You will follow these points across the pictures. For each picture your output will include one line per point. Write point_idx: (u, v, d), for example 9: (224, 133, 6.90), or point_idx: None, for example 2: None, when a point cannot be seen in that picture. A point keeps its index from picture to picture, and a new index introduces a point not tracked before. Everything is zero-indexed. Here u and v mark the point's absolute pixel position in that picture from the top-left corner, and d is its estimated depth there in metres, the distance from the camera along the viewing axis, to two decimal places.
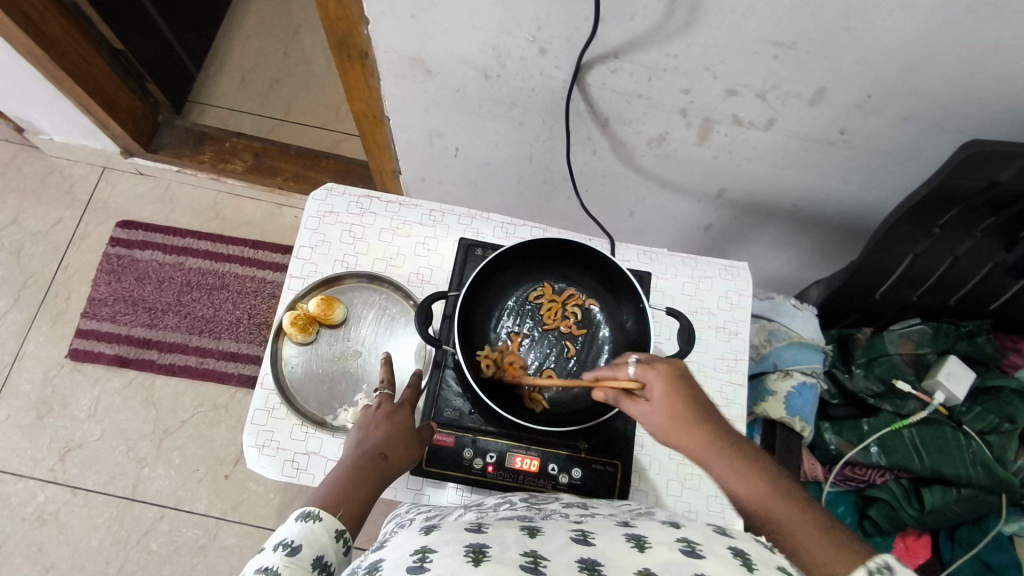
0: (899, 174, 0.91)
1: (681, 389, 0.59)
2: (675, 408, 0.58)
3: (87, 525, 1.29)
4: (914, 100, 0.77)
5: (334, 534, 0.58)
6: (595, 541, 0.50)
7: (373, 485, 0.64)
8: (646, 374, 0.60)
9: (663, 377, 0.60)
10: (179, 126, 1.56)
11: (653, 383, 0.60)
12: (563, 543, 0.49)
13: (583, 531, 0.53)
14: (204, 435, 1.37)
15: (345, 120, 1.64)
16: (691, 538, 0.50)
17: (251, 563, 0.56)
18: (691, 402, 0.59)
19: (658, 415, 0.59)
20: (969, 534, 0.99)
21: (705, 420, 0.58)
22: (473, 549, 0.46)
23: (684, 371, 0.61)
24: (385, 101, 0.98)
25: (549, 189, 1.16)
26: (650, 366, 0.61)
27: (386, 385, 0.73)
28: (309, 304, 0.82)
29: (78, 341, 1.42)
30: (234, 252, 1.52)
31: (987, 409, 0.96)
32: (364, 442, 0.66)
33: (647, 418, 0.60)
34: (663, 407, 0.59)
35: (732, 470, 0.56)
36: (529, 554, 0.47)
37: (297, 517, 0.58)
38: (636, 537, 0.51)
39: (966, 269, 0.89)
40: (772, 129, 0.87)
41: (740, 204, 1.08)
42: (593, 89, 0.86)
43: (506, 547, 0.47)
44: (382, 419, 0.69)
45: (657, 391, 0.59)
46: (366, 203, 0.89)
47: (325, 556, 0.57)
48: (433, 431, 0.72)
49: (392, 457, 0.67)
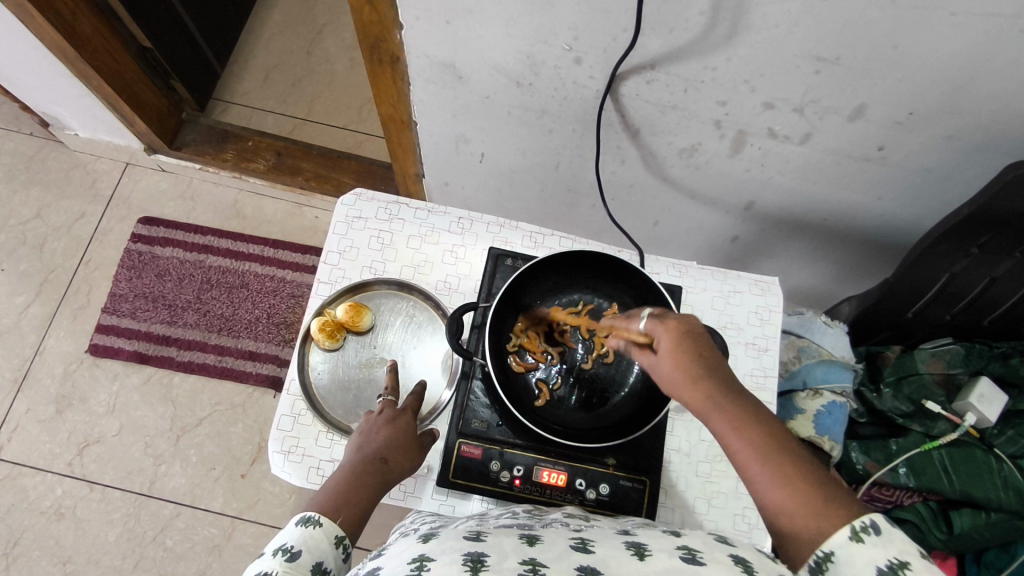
0: (936, 191, 0.89)
1: (689, 341, 0.57)
2: (686, 362, 0.56)
3: (104, 521, 1.30)
4: (958, 118, 0.75)
5: (334, 540, 0.57)
6: (595, 549, 0.49)
7: (375, 490, 0.63)
8: (655, 329, 0.58)
9: (672, 330, 0.57)
10: (202, 124, 1.56)
11: (659, 336, 0.57)
12: (563, 552, 0.48)
13: (583, 539, 0.52)
14: (221, 434, 1.37)
15: (367, 120, 1.64)
16: (691, 546, 0.48)
17: (249, 569, 0.54)
18: (701, 354, 0.56)
19: (665, 369, 0.57)
20: (997, 559, 0.97)
21: (717, 373, 0.56)
22: (472, 558, 0.46)
23: (690, 322, 0.58)
24: (413, 105, 0.97)
25: (573, 197, 1.15)
26: (660, 322, 0.58)
27: (391, 394, 0.74)
28: (337, 310, 0.81)
29: (98, 336, 1.42)
30: (254, 251, 1.52)
31: (1020, 433, 0.95)
32: (365, 447, 0.67)
33: (656, 371, 0.58)
34: (672, 357, 0.56)
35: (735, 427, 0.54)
36: (527, 563, 0.46)
37: (297, 522, 0.57)
38: (636, 544, 0.49)
39: (1002, 291, 0.87)
40: (808, 143, 0.85)
41: (769, 217, 1.07)
42: (626, 99, 0.85)
43: (503, 556, 0.47)
44: (382, 425, 0.69)
45: (665, 345, 0.57)
46: (395, 209, 0.88)
47: (325, 562, 0.55)
48: (432, 438, 0.73)
49: (392, 461, 0.67)
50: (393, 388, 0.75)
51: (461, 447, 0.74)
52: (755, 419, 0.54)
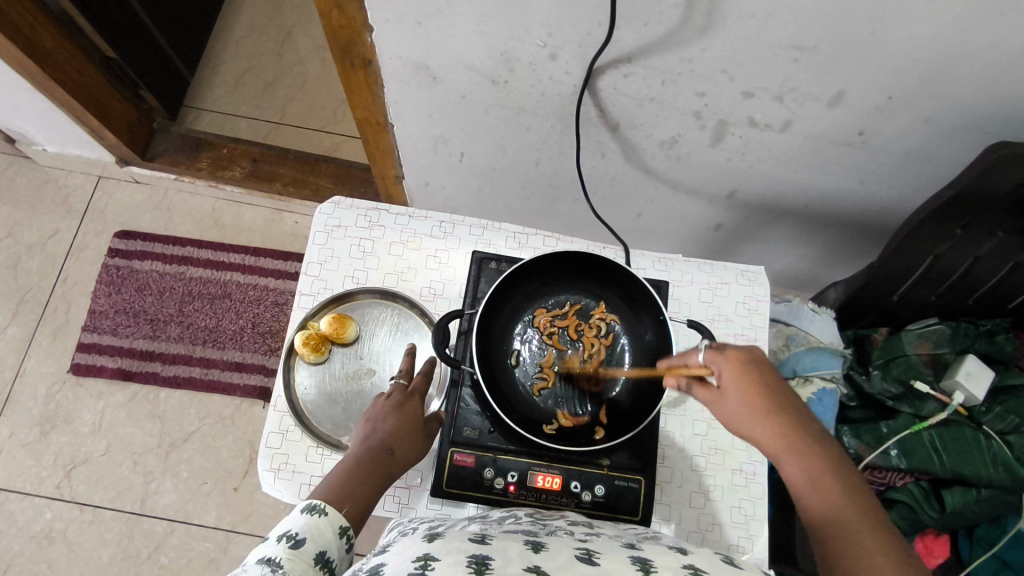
0: (918, 173, 0.89)
1: (755, 377, 0.59)
2: (749, 397, 0.58)
3: (96, 542, 1.28)
4: (937, 101, 0.75)
5: (338, 530, 0.58)
6: (600, 561, 0.48)
7: (379, 482, 0.63)
8: (717, 360, 0.61)
9: (736, 364, 0.60)
10: (175, 133, 1.53)
11: (722, 369, 0.60)
12: (567, 561, 0.48)
13: (588, 550, 0.52)
14: (211, 448, 1.36)
15: (343, 121, 1.61)
16: (697, 567, 0.49)
17: (252, 553, 0.56)
18: (771, 394, 0.58)
19: (730, 404, 0.59)
20: (987, 533, 0.99)
21: (786, 413, 0.58)
22: (477, 560, 0.46)
23: (760, 359, 0.61)
24: (388, 107, 0.95)
25: (556, 193, 1.13)
26: (718, 351, 0.61)
27: (403, 376, 0.73)
28: (320, 323, 0.80)
29: (80, 355, 1.40)
30: (235, 260, 1.49)
31: (1007, 409, 0.97)
32: (372, 437, 0.66)
33: (719, 406, 0.60)
34: (737, 394, 0.59)
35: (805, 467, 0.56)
36: (531, 569, 0.46)
37: (302, 510, 0.58)
38: (641, 559, 0.49)
39: (986, 269, 0.88)
40: (788, 131, 0.85)
41: (752, 204, 1.06)
42: (604, 93, 0.84)
43: (508, 561, 0.47)
44: (390, 411, 0.68)
45: (728, 380, 0.60)
46: (374, 216, 0.87)
47: (328, 552, 0.57)
48: (440, 423, 0.72)
49: (398, 452, 0.66)
50: (407, 371, 0.73)
51: (454, 456, 0.73)
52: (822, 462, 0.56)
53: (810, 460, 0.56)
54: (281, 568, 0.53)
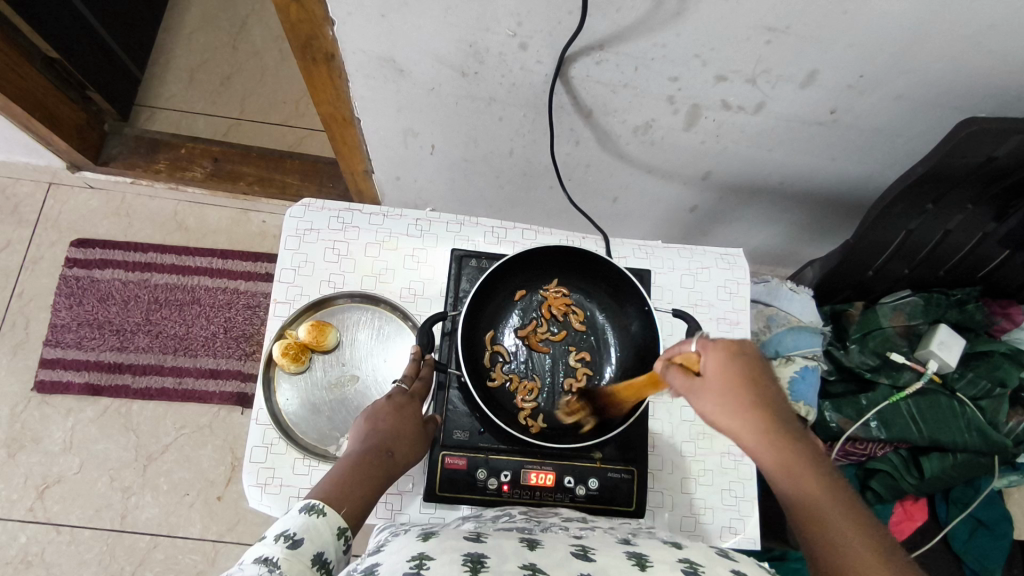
0: (887, 150, 0.91)
1: (743, 370, 0.56)
2: (738, 389, 0.55)
3: (76, 562, 1.24)
4: (906, 79, 0.76)
5: (336, 531, 0.55)
6: (596, 557, 0.47)
7: (378, 484, 0.61)
8: (706, 353, 0.57)
9: (726, 355, 0.57)
10: (128, 135, 1.47)
11: (712, 362, 0.56)
12: (564, 557, 0.46)
13: (584, 546, 0.50)
14: (191, 458, 1.32)
15: (305, 115, 1.56)
16: (693, 560, 0.47)
17: (247, 552, 0.52)
18: (755, 388, 0.56)
19: (715, 395, 0.56)
20: (962, 494, 1.07)
21: (767, 406, 0.56)
22: (473, 559, 0.44)
23: (748, 351, 0.58)
24: (355, 103, 0.91)
25: (529, 181, 1.11)
26: (709, 342, 0.57)
27: (406, 380, 0.70)
28: (299, 331, 0.78)
29: (44, 371, 1.34)
30: (201, 263, 1.44)
31: (979, 375, 1.02)
32: (371, 436, 0.64)
33: (701, 398, 0.57)
34: (718, 384, 0.56)
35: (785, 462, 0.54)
36: (529, 568, 0.44)
37: (300, 509, 0.55)
38: (637, 554, 0.48)
39: (956, 241, 0.90)
40: (761, 112, 0.84)
41: (727, 185, 1.06)
42: (577, 81, 0.82)
43: (504, 559, 0.45)
44: (392, 411, 0.66)
45: (717, 374, 0.56)
46: (347, 217, 0.84)
47: (326, 552, 0.53)
48: (437, 424, 0.71)
49: (398, 453, 0.64)
50: (410, 374, 0.70)
51: (445, 460, 0.72)
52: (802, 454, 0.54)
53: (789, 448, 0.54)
54: (277, 568, 0.49)
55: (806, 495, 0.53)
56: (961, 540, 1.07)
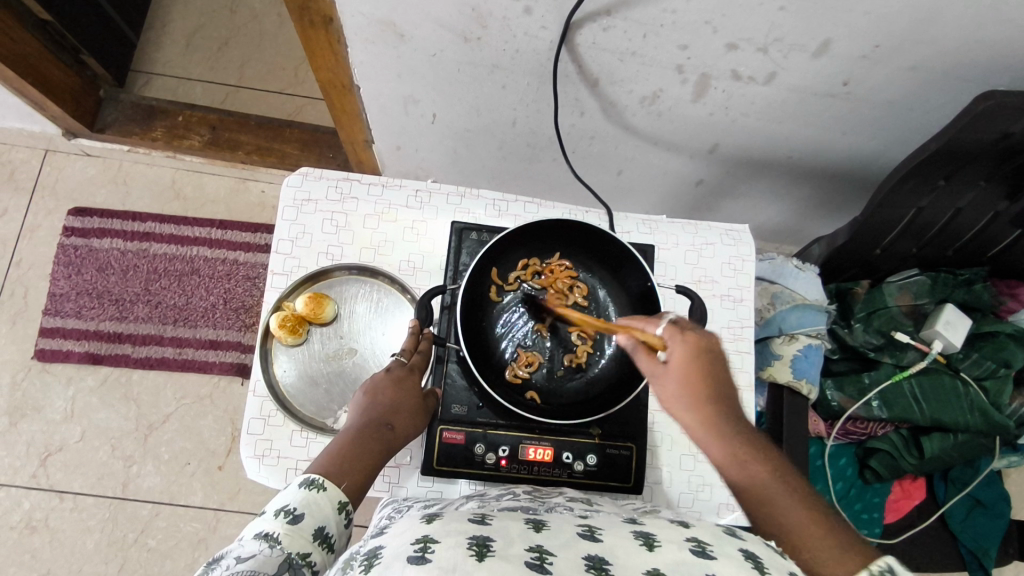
0: (899, 124, 0.88)
1: (706, 363, 0.59)
2: (692, 377, 0.58)
3: (80, 528, 1.26)
4: (923, 49, 0.73)
5: (337, 505, 0.54)
6: (603, 537, 0.44)
7: (379, 457, 0.61)
8: (672, 339, 0.60)
9: (690, 346, 0.59)
10: (124, 101, 1.44)
11: (675, 348, 0.59)
12: (570, 538, 0.43)
13: (590, 526, 0.47)
14: (192, 428, 1.33)
15: (304, 82, 1.53)
16: (701, 539, 0.45)
17: (249, 527, 0.52)
18: (712, 379, 0.59)
19: (671, 380, 0.59)
20: (961, 474, 1.07)
21: (722, 397, 0.59)
22: (477, 542, 0.40)
23: (716, 346, 0.60)
24: (353, 69, 0.89)
25: (533, 153, 1.09)
26: (677, 331, 0.60)
27: (404, 354, 0.69)
28: (297, 303, 0.77)
29: (44, 340, 1.34)
30: (200, 234, 1.42)
31: (983, 355, 1.01)
32: (372, 409, 0.63)
33: (660, 381, 0.60)
34: (678, 371, 0.59)
35: (728, 447, 0.57)
36: (535, 551, 0.41)
37: (299, 485, 0.54)
38: (644, 534, 0.45)
39: (967, 220, 0.88)
40: (772, 83, 0.81)
41: (734, 158, 1.04)
42: (583, 49, 0.79)
43: (509, 541, 0.41)
44: (391, 384, 0.66)
45: (676, 359, 0.59)
46: (345, 187, 0.82)
47: (327, 527, 0.53)
48: (437, 397, 0.70)
49: (398, 427, 0.64)
50: (409, 348, 0.69)
51: (443, 434, 0.72)
52: (744, 440, 0.57)
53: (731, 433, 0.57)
54: (279, 544, 0.49)
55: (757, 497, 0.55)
56: (958, 519, 1.07)
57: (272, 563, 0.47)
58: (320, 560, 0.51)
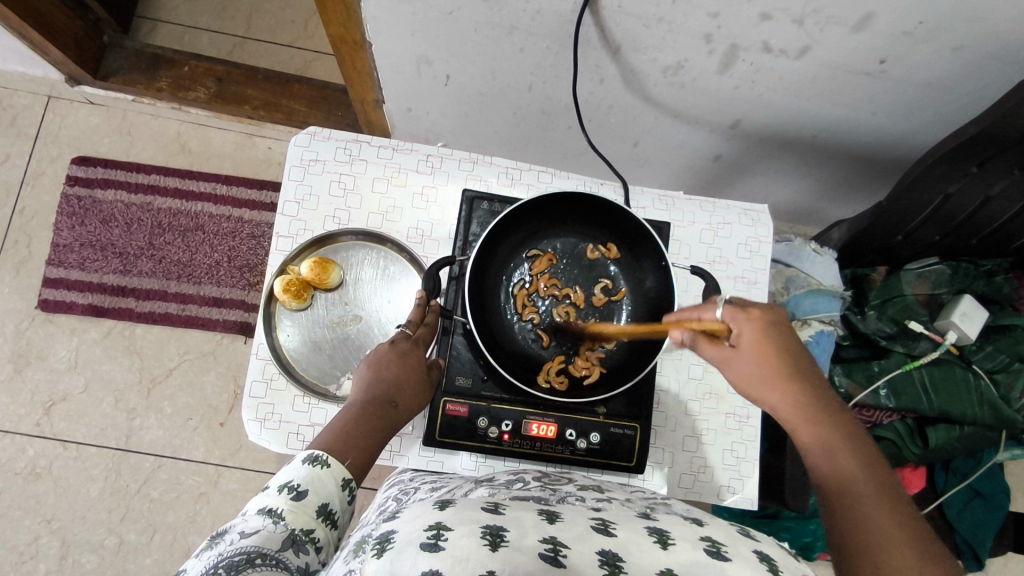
0: (934, 105, 0.85)
1: (774, 336, 0.59)
2: (766, 356, 0.58)
3: (84, 477, 1.27)
4: (969, 27, 0.69)
5: (341, 482, 0.54)
6: (617, 532, 0.43)
7: (382, 433, 0.60)
8: (737, 318, 0.60)
9: (756, 322, 0.59)
10: (129, 48, 1.40)
11: (742, 328, 0.59)
12: (584, 531, 0.42)
13: (603, 519, 0.46)
14: (194, 383, 1.33)
15: (313, 35, 1.48)
16: (714, 538, 0.44)
17: (252, 501, 0.52)
18: (786, 354, 0.58)
19: (745, 359, 0.59)
20: (962, 465, 1.07)
21: (805, 375, 0.58)
22: (491, 531, 0.40)
23: (784, 320, 0.60)
24: (366, 25, 0.85)
25: (548, 120, 1.06)
26: (741, 310, 0.60)
27: (409, 325, 0.68)
28: (301, 268, 0.75)
29: (47, 291, 1.33)
30: (206, 189, 1.40)
31: (998, 348, 1.00)
32: (374, 386, 0.62)
33: (730, 362, 0.60)
34: (753, 350, 0.58)
35: (814, 432, 0.56)
36: (549, 542, 0.40)
37: (304, 460, 0.54)
38: (658, 530, 0.44)
39: (995, 211, 0.86)
40: (805, 57, 0.78)
41: (756, 135, 1.00)
42: (607, 13, 0.75)
43: (523, 531, 0.41)
44: (395, 359, 0.64)
45: (748, 338, 0.59)
46: (354, 149, 0.80)
47: (330, 504, 0.52)
48: (441, 368, 0.70)
49: (402, 405, 0.63)
50: (414, 320, 0.68)
51: (446, 406, 0.71)
52: (829, 422, 0.56)
53: (813, 416, 0.56)
54: (283, 521, 0.49)
55: (843, 495, 0.52)
56: (956, 508, 1.07)
57: (276, 540, 0.48)
58: (323, 537, 0.51)
